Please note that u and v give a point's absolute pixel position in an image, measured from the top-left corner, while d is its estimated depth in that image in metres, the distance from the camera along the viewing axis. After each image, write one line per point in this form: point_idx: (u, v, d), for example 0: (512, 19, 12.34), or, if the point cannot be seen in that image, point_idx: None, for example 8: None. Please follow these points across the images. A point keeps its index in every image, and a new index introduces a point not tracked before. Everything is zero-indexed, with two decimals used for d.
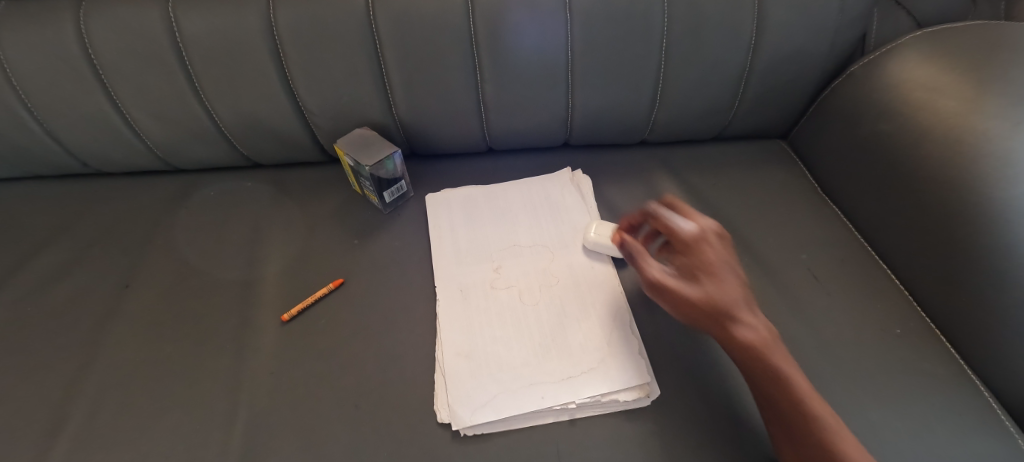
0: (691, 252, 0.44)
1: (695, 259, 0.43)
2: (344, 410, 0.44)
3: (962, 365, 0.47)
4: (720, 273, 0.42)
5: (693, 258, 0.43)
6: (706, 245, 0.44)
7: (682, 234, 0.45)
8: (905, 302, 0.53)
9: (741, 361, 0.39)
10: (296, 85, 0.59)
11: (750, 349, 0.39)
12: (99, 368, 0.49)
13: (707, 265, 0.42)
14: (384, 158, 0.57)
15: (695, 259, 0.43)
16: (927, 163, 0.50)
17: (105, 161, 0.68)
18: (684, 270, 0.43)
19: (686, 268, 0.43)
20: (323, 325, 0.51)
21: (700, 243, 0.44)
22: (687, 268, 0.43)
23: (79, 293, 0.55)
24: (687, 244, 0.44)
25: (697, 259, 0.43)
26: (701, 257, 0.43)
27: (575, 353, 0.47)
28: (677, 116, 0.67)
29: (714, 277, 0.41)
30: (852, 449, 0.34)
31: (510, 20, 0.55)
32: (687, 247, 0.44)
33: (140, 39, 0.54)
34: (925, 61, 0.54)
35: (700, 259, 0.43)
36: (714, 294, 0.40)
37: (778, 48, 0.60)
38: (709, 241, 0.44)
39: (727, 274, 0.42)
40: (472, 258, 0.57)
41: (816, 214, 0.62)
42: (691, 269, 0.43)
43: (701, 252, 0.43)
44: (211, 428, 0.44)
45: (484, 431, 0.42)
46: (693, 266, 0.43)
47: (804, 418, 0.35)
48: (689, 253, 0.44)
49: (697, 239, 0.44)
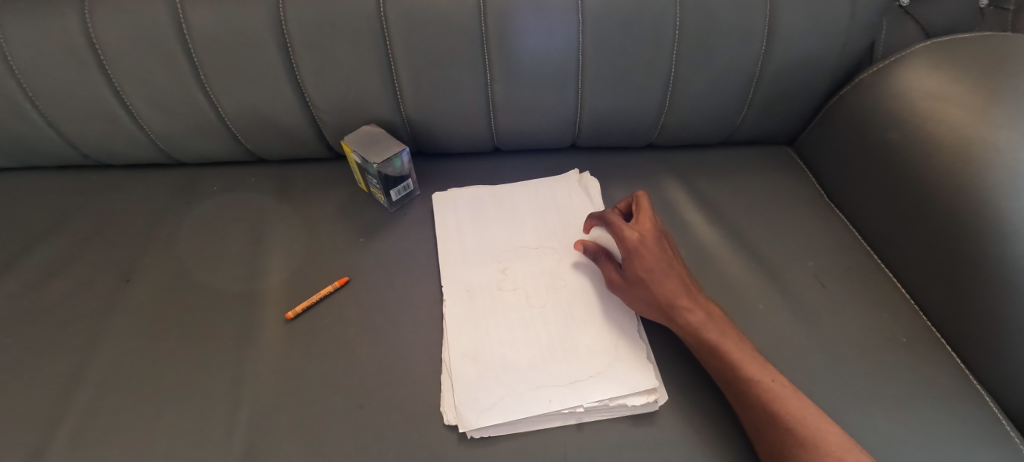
0: (641, 252, 0.46)
1: (645, 258, 0.46)
2: (349, 410, 0.44)
3: (968, 375, 0.47)
4: (666, 270, 0.46)
5: (643, 257, 0.46)
6: (654, 245, 0.47)
7: (633, 236, 0.47)
8: (910, 311, 0.53)
9: (694, 345, 0.43)
10: (304, 80, 0.58)
11: (698, 333, 0.43)
12: (100, 363, 0.48)
13: (656, 265, 0.46)
14: (391, 156, 0.56)
15: (643, 258, 0.46)
16: (935, 173, 0.50)
17: (107, 153, 0.67)
18: (639, 271, 0.46)
19: (638, 268, 0.46)
20: (328, 324, 0.50)
21: (649, 245, 0.47)
22: (639, 268, 0.46)
23: (79, 287, 0.55)
24: (639, 246, 0.47)
25: (648, 259, 0.46)
26: (648, 256, 0.46)
27: (583, 356, 0.46)
28: (685, 120, 0.67)
29: (662, 276, 0.45)
30: (794, 409, 0.38)
31: (522, 21, 0.54)
32: (639, 248, 0.47)
33: (147, 31, 0.53)
34: (934, 71, 0.55)
35: (650, 259, 0.46)
36: (663, 291, 0.45)
37: (788, 54, 0.60)
38: (656, 241, 0.48)
39: (672, 269, 0.46)
40: (478, 259, 0.56)
41: (822, 221, 0.62)
42: (641, 269, 0.46)
43: (650, 252, 0.46)
44: (213, 426, 0.43)
45: (490, 433, 0.42)
46: (643, 266, 0.46)
47: (750, 389, 0.40)
48: (640, 253, 0.46)
49: (647, 241, 0.47)
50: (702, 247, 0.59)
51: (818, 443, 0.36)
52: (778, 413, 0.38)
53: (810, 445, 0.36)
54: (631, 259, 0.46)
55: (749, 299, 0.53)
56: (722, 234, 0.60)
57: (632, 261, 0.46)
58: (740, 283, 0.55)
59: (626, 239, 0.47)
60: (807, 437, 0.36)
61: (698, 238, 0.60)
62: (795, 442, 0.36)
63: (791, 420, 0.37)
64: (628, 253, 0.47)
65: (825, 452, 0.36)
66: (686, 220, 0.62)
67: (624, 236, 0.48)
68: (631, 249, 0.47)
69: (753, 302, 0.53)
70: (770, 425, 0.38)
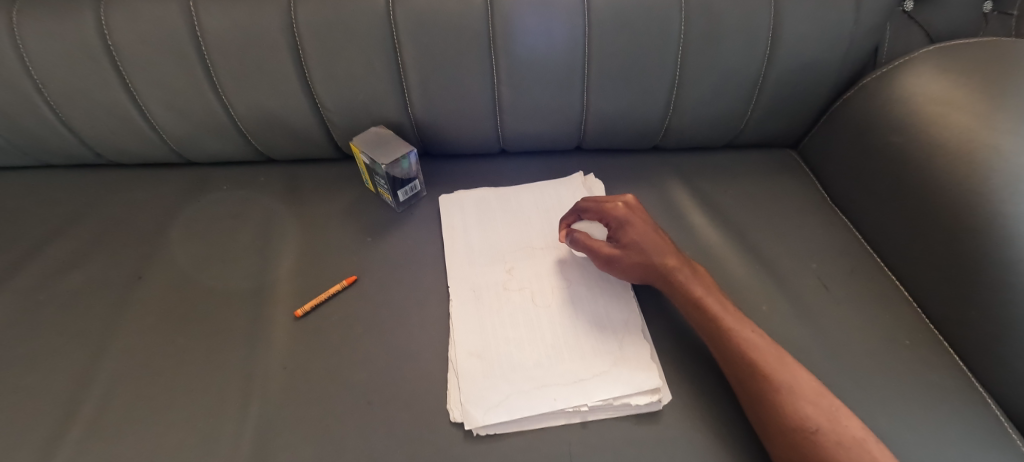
0: (630, 220, 0.50)
1: (635, 225, 0.50)
2: (357, 407, 0.44)
3: (970, 378, 0.48)
4: (655, 235, 0.50)
5: (632, 225, 0.50)
6: (641, 216, 0.51)
7: (619, 209, 0.51)
8: (913, 314, 0.53)
9: (690, 309, 0.46)
10: (314, 82, 0.59)
11: (693, 296, 0.46)
12: (113, 358, 0.49)
13: (645, 229, 0.50)
14: (399, 157, 0.57)
15: (634, 225, 0.50)
16: (938, 177, 0.51)
17: (119, 153, 0.68)
18: (632, 235, 0.49)
19: (631, 233, 0.49)
20: (336, 322, 0.51)
21: (636, 215, 0.51)
22: (633, 234, 0.49)
23: (92, 283, 0.56)
24: (627, 216, 0.51)
25: (637, 226, 0.50)
26: (638, 224, 0.50)
27: (587, 355, 0.47)
28: (690, 123, 0.68)
29: (653, 239, 0.49)
30: (774, 359, 0.41)
31: (529, 23, 0.55)
32: (628, 217, 0.51)
33: (161, 32, 0.54)
34: (937, 76, 0.55)
35: (639, 226, 0.50)
36: (658, 253, 0.48)
37: (792, 59, 0.60)
38: (640, 213, 0.52)
39: (660, 234, 0.50)
40: (484, 259, 0.57)
41: (826, 224, 0.63)
42: (634, 234, 0.49)
43: (638, 220, 0.51)
44: (224, 421, 0.44)
45: (496, 431, 0.42)
46: (634, 231, 0.49)
47: (732, 341, 0.42)
48: (629, 221, 0.50)
49: (633, 212, 0.51)
50: (706, 249, 0.59)
51: (795, 390, 0.38)
52: (757, 362, 0.40)
53: (789, 391, 0.38)
54: (623, 227, 0.50)
55: (753, 301, 0.54)
56: (726, 236, 0.61)
57: (624, 228, 0.50)
58: (744, 285, 0.55)
59: (613, 210, 0.51)
60: (784, 383, 0.39)
61: (702, 240, 0.60)
62: (774, 389, 0.39)
63: (769, 368, 0.40)
64: (619, 222, 0.50)
65: (803, 398, 0.38)
66: (690, 222, 0.63)
67: (612, 210, 0.52)
68: (620, 218, 0.51)
69: (757, 305, 0.53)
70: (751, 373, 0.40)
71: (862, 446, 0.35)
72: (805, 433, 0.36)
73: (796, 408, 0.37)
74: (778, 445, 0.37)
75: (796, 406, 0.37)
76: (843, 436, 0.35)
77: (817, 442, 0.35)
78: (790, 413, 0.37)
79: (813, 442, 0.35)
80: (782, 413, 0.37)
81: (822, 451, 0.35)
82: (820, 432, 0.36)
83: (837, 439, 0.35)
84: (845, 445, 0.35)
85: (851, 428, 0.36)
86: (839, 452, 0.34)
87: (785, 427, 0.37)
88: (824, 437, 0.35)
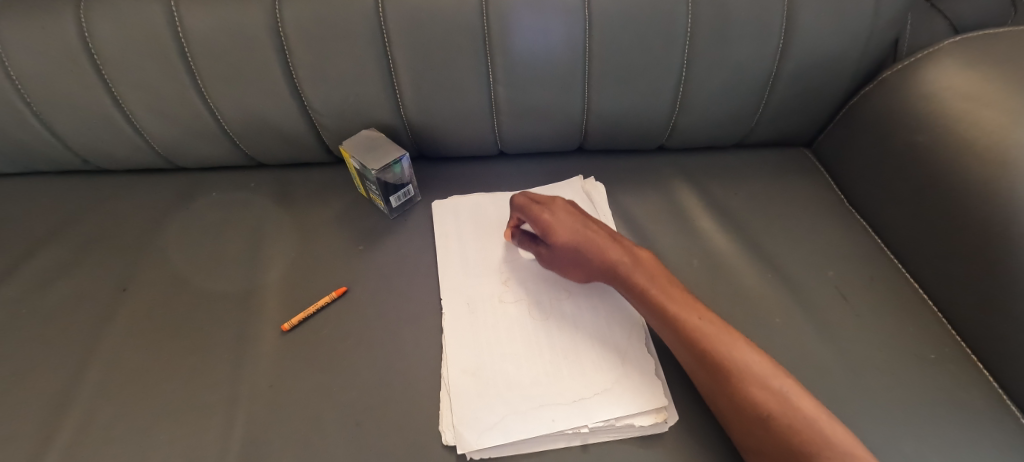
0: (554, 221, 0.48)
1: (558, 225, 0.48)
2: (344, 427, 0.42)
3: (1003, 396, 0.44)
4: (583, 229, 0.48)
5: (557, 225, 0.48)
6: (564, 213, 0.49)
7: (543, 212, 0.49)
8: (938, 325, 0.50)
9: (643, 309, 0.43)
10: (302, 84, 0.57)
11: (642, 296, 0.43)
12: (97, 372, 0.47)
13: (571, 227, 0.48)
14: (390, 162, 0.54)
15: (559, 225, 0.48)
16: (966, 178, 0.47)
17: (107, 159, 0.66)
18: (559, 238, 0.47)
19: (557, 235, 0.47)
20: (325, 336, 0.49)
21: (560, 214, 0.49)
22: (560, 235, 0.47)
23: (77, 295, 0.54)
24: (549, 218, 0.48)
25: (562, 225, 0.48)
26: (562, 223, 0.48)
27: (587, 372, 0.44)
28: (697, 122, 0.64)
29: (582, 234, 0.47)
30: (722, 346, 0.38)
31: (523, 19, 0.52)
32: (550, 219, 0.48)
33: (143, 34, 0.52)
34: (965, 69, 0.51)
35: (564, 225, 0.48)
36: (589, 250, 0.46)
37: (807, 52, 0.56)
38: (564, 209, 0.50)
39: (588, 227, 0.48)
40: (479, 269, 0.54)
41: (842, 228, 0.59)
42: (561, 235, 0.47)
43: (564, 218, 0.48)
44: (206, 441, 0.42)
45: (492, 454, 0.40)
46: (561, 232, 0.47)
47: (678, 332, 0.40)
48: (553, 223, 0.48)
49: (557, 211, 0.49)
50: (715, 256, 0.56)
51: (745, 377, 0.36)
52: (705, 353, 0.38)
53: (739, 379, 0.36)
54: (548, 231, 0.48)
55: (766, 311, 0.51)
56: (736, 242, 0.58)
57: (550, 232, 0.48)
58: (755, 294, 0.52)
59: (536, 216, 0.49)
60: (734, 371, 0.36)
61: (710, 245, 0.57)
62: (727, 381, 0.36)
63: (716, 357, 0.37)
64: (543, 226, 0.48)
65: (754, 382, 0.35)
66: (697, 227, 0.60)
67: (536, 213, 0.49)
68: (542, 223, 0.48)
69: (770, 316, 0.50)
70: (701, 365, 0.38)
71: (814, 426, 0.32)
72: (760, 421, 0.34)
73: (747, 395, 0.35)
74: (737, 434, 0.36)
75: (748, 395, 0.35)
76: (795, 419, 0.33)
77: (771, 430, 0.33)
78: (741, 401, 0.35)
79: (769, 429, 0.33)
80: (735, 402, 0.35)
81: (778, 439, 0.33)
82: (773, 418, 0.33)
83: (791, 424, 0.33)
84: (798, 428, 0.32)
85: (801, 408, 0.34)
86: (795, 437, 0.32)
87: (742, 417, 0.35)
88: (778, 422, 0.33)
